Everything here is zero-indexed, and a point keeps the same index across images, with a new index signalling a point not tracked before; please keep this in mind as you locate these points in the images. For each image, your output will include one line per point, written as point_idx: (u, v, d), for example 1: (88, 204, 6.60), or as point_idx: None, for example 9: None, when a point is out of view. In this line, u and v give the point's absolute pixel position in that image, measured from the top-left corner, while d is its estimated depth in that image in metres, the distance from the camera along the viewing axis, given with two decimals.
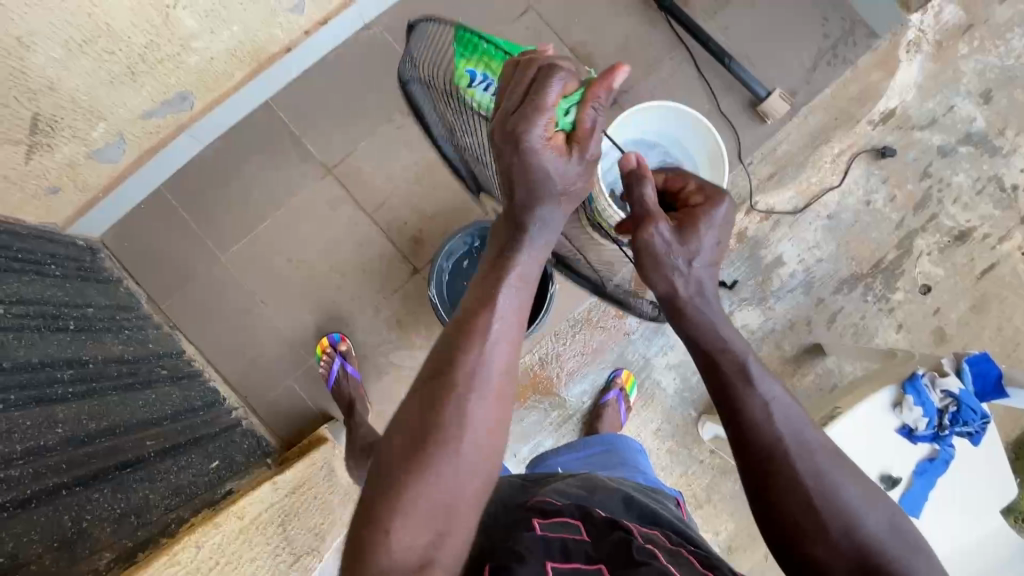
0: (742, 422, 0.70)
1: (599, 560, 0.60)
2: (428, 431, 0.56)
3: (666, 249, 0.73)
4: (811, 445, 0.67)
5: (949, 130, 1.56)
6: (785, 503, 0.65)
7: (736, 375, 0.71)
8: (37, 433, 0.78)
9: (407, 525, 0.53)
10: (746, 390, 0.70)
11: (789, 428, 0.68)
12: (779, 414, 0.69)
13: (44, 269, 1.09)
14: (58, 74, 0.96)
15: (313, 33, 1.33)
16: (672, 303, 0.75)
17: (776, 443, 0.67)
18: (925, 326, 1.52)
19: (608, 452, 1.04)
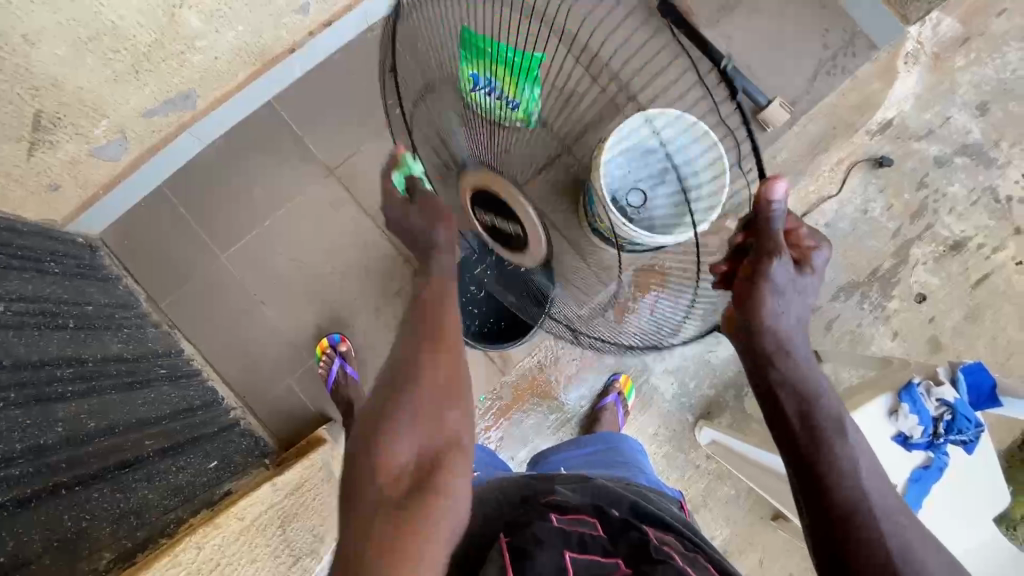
0: (819, 467, 0.75)
1: (616, 555, 0.62)
2: (407, 380, 0.74)
3: (779, 294, 0.74)
4: (879, 497, 0.73)
5: (946, 141, 1.58)
6: (857, 544, 0.70)
7: (831, 425, 0.77)
8: (37, 432, 0.78)
9: (399, 447, 0.69)
10: (830, 442, 0.76)
11: (870, 484, 0.74)
12: (864, 468, 0.75)
13: (44, 266, 1.08)
14: (62, 71, 0.96)
15: (317, 33, 1.33)
16: (774, 346, 0.78)
17: (861, 502, 0.73)
18: (921, 334, 1.54)
19: (610, 450, 1.04)
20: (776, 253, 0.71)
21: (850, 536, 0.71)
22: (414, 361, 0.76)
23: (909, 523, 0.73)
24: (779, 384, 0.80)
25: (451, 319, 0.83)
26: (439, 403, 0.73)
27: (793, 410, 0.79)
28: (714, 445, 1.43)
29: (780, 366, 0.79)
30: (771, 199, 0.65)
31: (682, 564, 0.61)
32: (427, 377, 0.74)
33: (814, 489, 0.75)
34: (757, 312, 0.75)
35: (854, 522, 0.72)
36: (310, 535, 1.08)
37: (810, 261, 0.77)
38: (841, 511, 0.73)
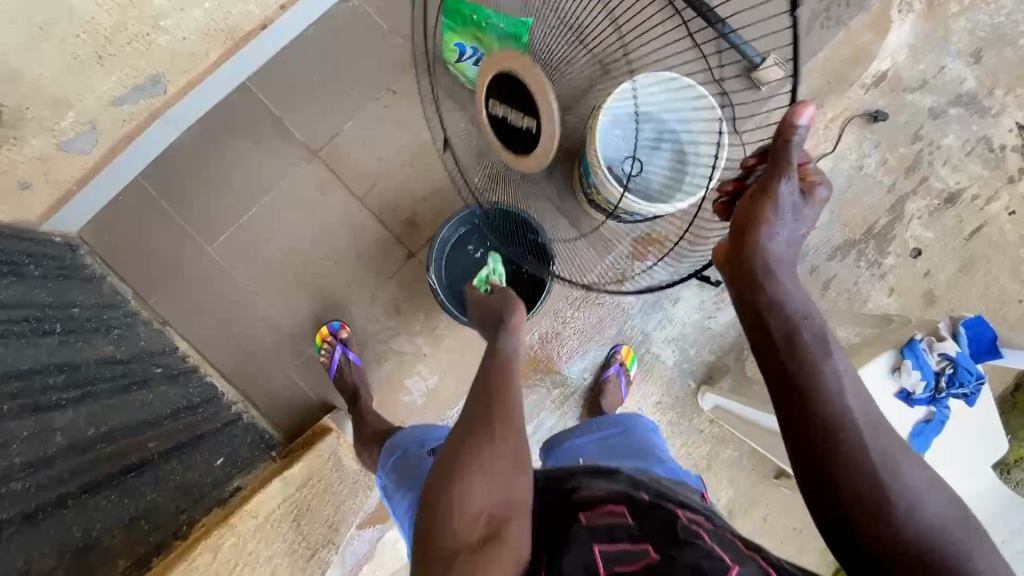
0: (814, 396, 0.69)
1: (644, 539, 0.63)
2: (473, 441, 0.75)
3: (783, 214, 0.72)
4: (878, 425, 0.68)
5: (940, 91, 1.55)
6: (844, 467, 0.66)
7: (816, 345, 0.71)
8: (37, 443, 0.75)
9: (467, 499, 0.72)
10: (823, 360, 0.70)
11: (861, 410, 0.69)
12: (852, 391, 0.69)
13: (23, 270, 1.03)
14: (20, 61, 0.90)
15: (289, 7, 1.25)
16: (767, 264, 0.74)
17: (850, 428, 0.67)
18: (916, 289, 1.54)
19: (625, 433, 1.04)
20: (788, 176, 0.69)
21: (838, 461, 0.66)
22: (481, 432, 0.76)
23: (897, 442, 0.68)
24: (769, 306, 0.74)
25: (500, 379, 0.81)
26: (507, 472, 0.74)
27: (780, 327, 0.72)
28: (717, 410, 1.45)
29: (771, 284, 0.74)
30: (798, 121, 0.63)
31: (711, 544, 0.63)
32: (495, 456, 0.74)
33: (796, 415, 0.69)
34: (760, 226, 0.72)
35: (842, 440, 0.67)
36: (326, 525, 1.12)
37: (818, 194, 0.75)
38: (826, 425, 0.67)
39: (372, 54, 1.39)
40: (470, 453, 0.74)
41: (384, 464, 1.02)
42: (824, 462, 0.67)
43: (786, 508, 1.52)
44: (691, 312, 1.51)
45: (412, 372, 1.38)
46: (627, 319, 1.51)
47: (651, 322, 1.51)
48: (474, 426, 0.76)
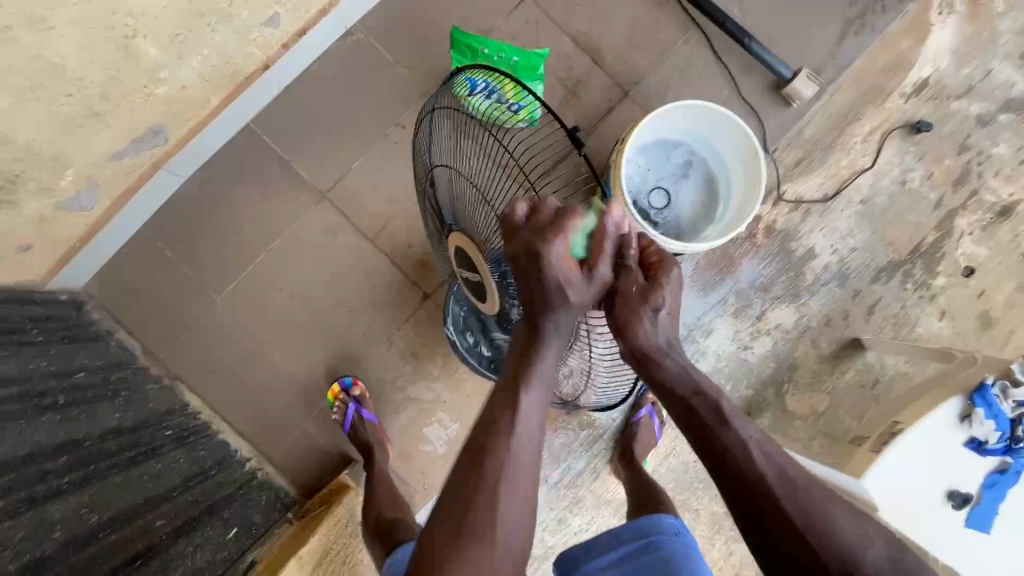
0: (726, 458, 0.72)
1: None
2: None
3: (637, 313, 0.73)
4: (796, 479, 0.70)
5: (987, 97, 1.44)
6: (772, 516, 0.68)
7: (713, 417, 0.74)
8: (34, 544, 0.71)
9: None
10: (723, 430, 0.73)
11: (769, 465, 0.71)
12: (758, 451, 0.71)
13: (25, 336, 1.01)
14: (10, 126, 0.85)
15: (291, 46, 1.20)
16: (642, 356, 0.74)
17: (761, 482, 0.69)
18: (971, 311, 1.43)
19: (648, 548, 0.81)
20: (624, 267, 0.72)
21: (768, 514, 0.68)
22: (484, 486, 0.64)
23: (805, 475, 0.72)
24: (667, 390, 0.76)
25: None
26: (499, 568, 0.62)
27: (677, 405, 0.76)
28: None
29: (656, 375, 0.75)
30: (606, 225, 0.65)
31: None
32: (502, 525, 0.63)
33: (717, 469, 0.72)
34: (626, 329, 0.73)
35: (760, 493, 0.69)
36: None
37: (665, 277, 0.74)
38: (747, 480, 0.70)
39: (378, 87, 1.33)
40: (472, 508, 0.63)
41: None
42: (762, 516, 0.68)
43: None
44: (725, 345, 1.42)
45: (431, 420, 1.32)
46: None
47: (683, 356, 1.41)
48: None
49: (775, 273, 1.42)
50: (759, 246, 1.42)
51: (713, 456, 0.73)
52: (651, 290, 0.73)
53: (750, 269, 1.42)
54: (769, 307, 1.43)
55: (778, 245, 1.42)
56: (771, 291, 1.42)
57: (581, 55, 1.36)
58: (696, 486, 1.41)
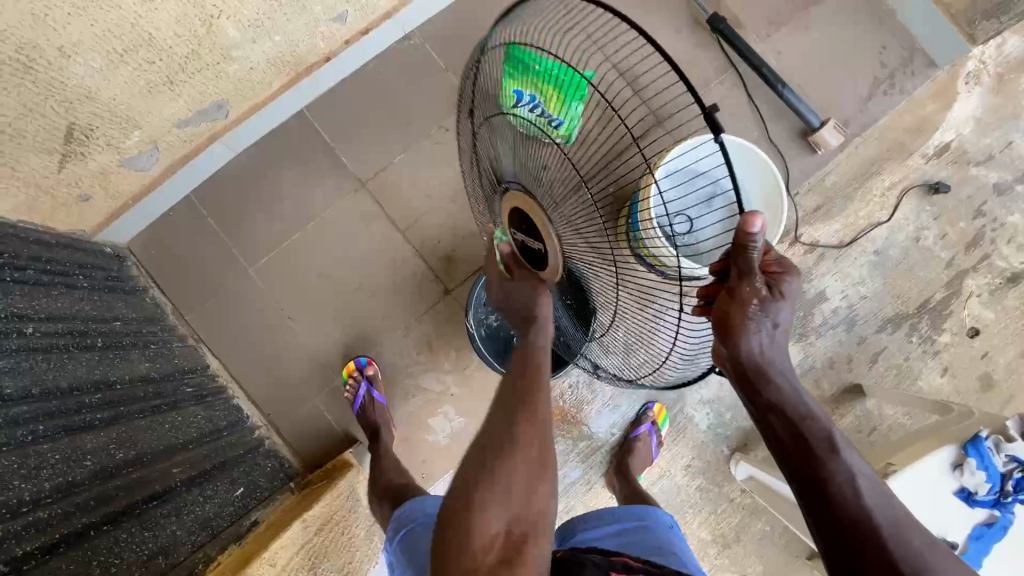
0: (826, 485, 0.68)
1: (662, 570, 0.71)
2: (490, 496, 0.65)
3: (755, 323, 0.65)
4: (896, 517, 0.67)
5: (1006, 167, 1.49)
6: (871, 550, 0.64)
7: (823, 446, 0.69)
8: (66, 467, 0.75)
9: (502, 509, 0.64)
10: (833, 459, 0.68)
11: (875, 502, 0.67)
12: (865, 484, 0.68)
13: (72, 280, 1.08)
14: (96, 83, 0.93)
15: (353, 42, 1.29)
16: (754, 370, 0.69)
17: (866, 518, 0.66)
18: (973, 371, 1.46)
19: (644, 529, 0.87)
20: (750, 280, 0.62)
21: (870, 553, 0.64)
22: (510, 416, 0.69)
23: (904, 512, 0.68)
24: (771, 407, 0.71)
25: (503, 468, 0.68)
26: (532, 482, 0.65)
27: (782, 430, 0.71)
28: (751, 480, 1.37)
29: (763, 390, 0.70)
30: (750, 231, 0.55)
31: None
32: (529, 449, 0.66)
33: (815, 497, 0.68)
34: (734, 336, 0.66)
35: (865, 531, 0.65)
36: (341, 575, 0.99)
37: (787, 286, 0.66)
38: (849, 514, 0.66)
39: (428, 90, 1.41)
40: (500, 437, 0.67)
41: (390, 540, 0.91)
42: (856, 546, 0.65)
43: None
44: None
45: (437, 411, 1.36)
46: None
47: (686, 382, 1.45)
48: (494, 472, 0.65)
49: None
50: None
51: (812, 484, 0.68)
52: (772, 302, 0.65)
53: None
54: None
55: None
56: None
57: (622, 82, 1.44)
58: (686, 509, 1.43)
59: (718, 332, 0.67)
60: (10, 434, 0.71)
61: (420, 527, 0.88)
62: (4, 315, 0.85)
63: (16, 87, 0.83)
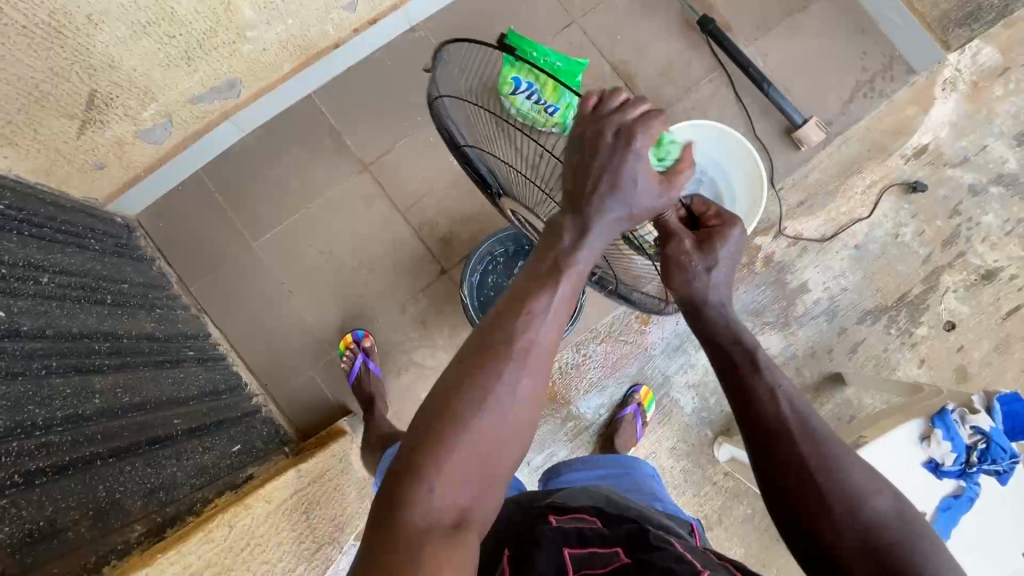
0: (750, 407, 0.72)
1: (614, 543, 0.64)
2: (460, 428, 0.57)
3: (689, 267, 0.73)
4: (816, 430, 0.68)
5: (981, 170, 1.56)
6: (792, 462, 0.66)
7: (747, 365, 0.74)
8: (77, 401, 0.79)
9: (449, 479, 0.55)
10: (755, 376, 0.73)
11: (796, 417, 0.70)
12: (785, 400, 0.71)
13: (84, 242, 1.12)
14: (119, 52, 0.99)
15: (361, 31, 1.35)
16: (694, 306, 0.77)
17: (784, 430, 0.68)
18: (948, 363, 1.51)
19: (625, 476, 0.99)
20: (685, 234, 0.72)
21: (786, 462, 0.67)
22: (493, 367, 0.59)
23: (836, 445, 0.67)
24: (711, 337, 0.77)
25: (485, 394, 0.58)
26: (494, 445, 0.58)
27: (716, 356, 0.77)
28: (732, 461, 1.40)
29: (699, 321, 0.77)
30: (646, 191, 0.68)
31: (682, 551, 0.63)
32: (507, 403, 0.58)
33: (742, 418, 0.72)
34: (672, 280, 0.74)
35: (784, 443, 0.68)
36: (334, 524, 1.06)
37: (722, 231, 0.74)
38: (768, 428, 0.69)
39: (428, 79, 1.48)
40: (476, 394, 0.58)
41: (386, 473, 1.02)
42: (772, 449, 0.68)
43: None
44: None
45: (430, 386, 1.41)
46: (648, 359, 1.50)
47: (672, 366, 1.49)
48: (471, 395, 0.58)
49: (769, 300, 1.52)
50: (756, 273, 1.53)
51: (740, 401, 0.73)
52: (701, 251, 0.73)
53: (745, 293, 1.52)
54: (759, 332, 1.53)
55: (773, 274, 1.53)
56: (763, 317, 1.52)
57: (616, 79, 1.51)
58: (670, 491, 1.47)
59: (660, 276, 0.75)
60: (26, 364, 0.75)
61: None
62: (23, 264, 0.89)
63: (46, 51, 0.88)
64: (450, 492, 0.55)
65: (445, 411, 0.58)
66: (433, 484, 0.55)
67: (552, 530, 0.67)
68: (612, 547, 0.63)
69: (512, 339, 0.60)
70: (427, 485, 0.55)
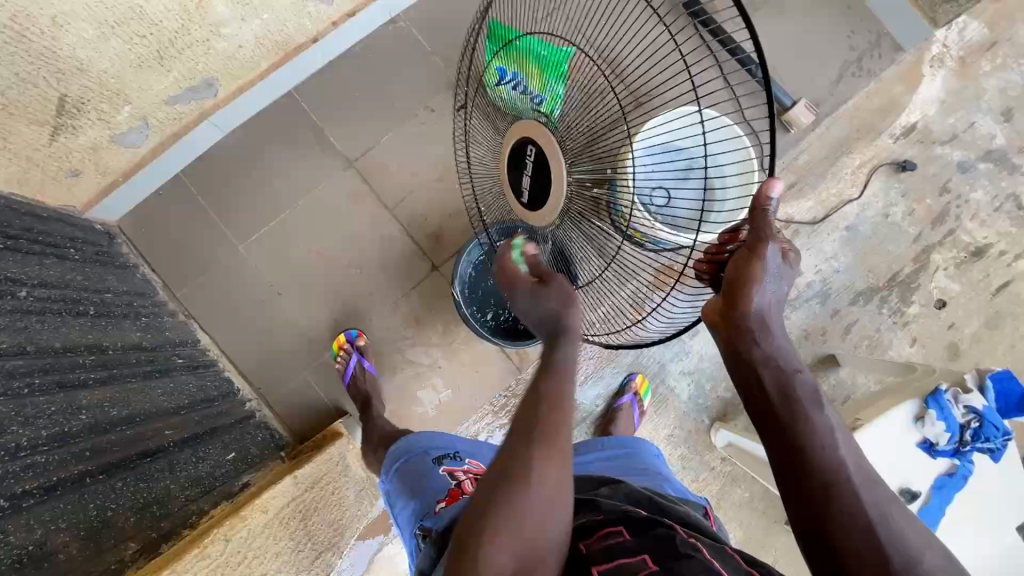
0: (803, 443, 0.68)
1: (641, 551, 0.62)
2: (499, 503, 0.66)
3: (770, 274, 0.74)
4: (872, 478, 0.66)
5: (969, 146, 1.56)
6: (843, 514, 0.63)
7: (807, 399, 0.71)
8: (62, 419, 0.77)
9: (496, 554, 0.64)
10: (814, 413, 0.70)
11: (851, 460, 0.68)
12: (843, 442, 0.68)
13: (64, 252, 1.09)
14: (88, 56, 0.95)
15: (340, 24, 1.31)
16: (757, 323, 0.74)
17: (840, 475, 0.66)
18: (940, 340, 1.52)
19: (630, 457, 0.99)
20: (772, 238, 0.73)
21: (839, 508, 0.63)
22: (527, 448, 0.69)
23: (886, 493, 0.66)
24: (759, 361, 0.74)
25: (522, 469, 0.67)
26: (536, 523, 0.65)
27: (770, 385, 0.73)
28: (730, 446, 1.41)
29: (760, 340, 0.75)
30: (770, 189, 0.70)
31: (709, 558, 0.61)
32: (540, 482, 0.67)
33: (789, 458, 0.69)
34: (749, 289, 0.73)
35: (838, 493, 0.65)
36: (332, 529, 1.07)
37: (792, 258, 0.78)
38: (823, 478, 0.66)
39: (411, 71, 1.44)
40: (513, 471, 0.67)
41: (386, 470, 1.00)
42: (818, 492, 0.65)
43: (795, 558, 1.47)
44: (708, 346, 1.50)
45: (426, 383, 1.40)
46: (643, 348, 1.50)
47: (667, 354, 1.49)
48: (509, 476, 0.67)
49: None
50: None
51: (789, 441, 0.69)
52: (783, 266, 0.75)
53: None
54: None
55: None
56: None
57: None
58: None
59: (734, 280, 0.74)
60: (7, 384, 0.72)
61: (415, 458, 0.97)
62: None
63: (10, 56, 0.85)
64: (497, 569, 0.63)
65: (487, 494, 0.67)
66: (482, 560, 0.63)
67: (580, 559, 0.67)
68: (639, 556, 0.62)
69: (537, 417, 0.71)
70: (482, 559, 0.63)
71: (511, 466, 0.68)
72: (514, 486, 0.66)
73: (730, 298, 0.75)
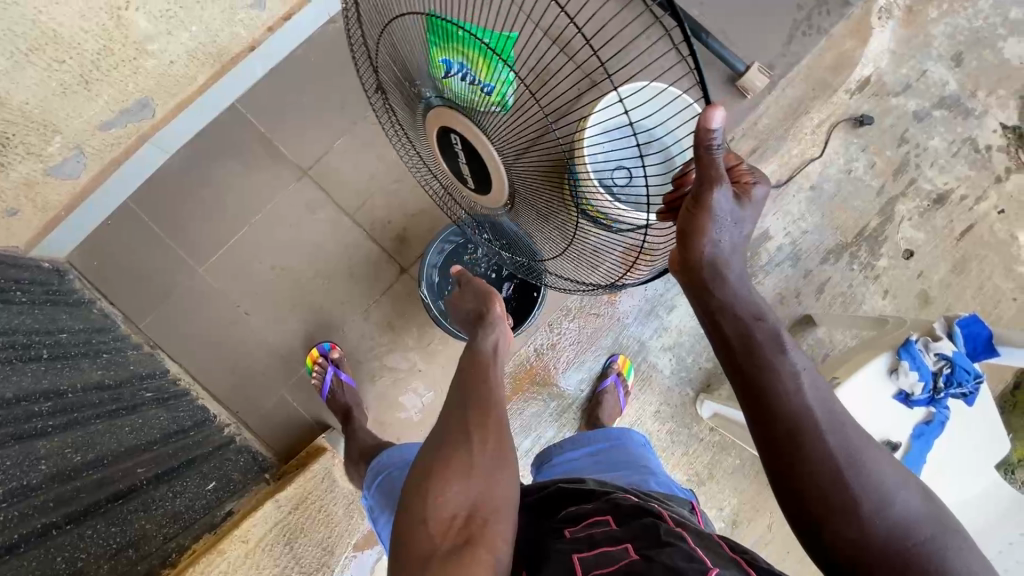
0: (768, 392, 0.63)
1: (625, 539, 0.62)
2: (447, 454, 0.70)
3: (721, 220, 0.62)
4: (840, 415, 0.63)
5: (924, 95, 1.57)
6: (811, 467, 0.60)
7: (770, 343, 0.64)
8: (20, 472, 0.74)
9: (445, 503, 0.67)
10: (778, 356, 0.64)
11: (817, 403, 0.63)
12: (809, 384, 0.63)
13: (9, 296, 1.04)
14: (6, 89, 0.90)
15: (276, 28, 1.26)
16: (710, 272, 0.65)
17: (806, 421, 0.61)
18: (910, 290, 1.55)
19: (615, 448, 0.99)
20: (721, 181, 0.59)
21: (806, 462, 0.60)
22: (469, 405, 0.75)
23: (861, 437, 0.62)
24: (720, 309, 0.66)
25: (464, 423, 0.73)
26: (480, 473, 0.69)
27: (734, 334, 0.65)
28: (716, 416, 1.42)
29: (716, 287, 0.66)
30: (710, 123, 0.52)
31: (694, 547, 0.60)
32: (482, 435, 0.72)
33: (757, 412, 0.63)
34: (698, 241, 0.63)
35: (803, 441, 0.61)
36: (320, 548, 1.08)
37: (754, 193, 0.66)
38: (787, 427, 0.62)
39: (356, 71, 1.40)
40: (459, 425, 0.73)
41: (368, 487, 0.99)
42: (787, 447, 0.61)
43: None
44: (685, 320, 1.50)
45: (407, 388, 1.39)
46: (622, 328, 1.50)
47: (646, 331, 1.49)
48: (456, 429, 0.73)
49: None
50: None
51: (755, 396, 0.64)
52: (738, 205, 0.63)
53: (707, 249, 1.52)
54: None
55: None
56: None
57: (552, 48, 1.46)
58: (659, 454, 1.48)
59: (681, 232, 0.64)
60: None
61: (395, 472, 0.95)
62: None
63: None
64: (448, 515, 0.66)
65: (435, 447, 0.72)
66: (431, 505, 0.67)
67: (565, 543, 0.66)
68: (623, 545, 0.62)
69: (476, 379, 0.79)
70: (432, 505, 0.67)
71: (454, 431, 0.73)
72: (455, 442, 0.71)
73: (678, 248, 0.65)
